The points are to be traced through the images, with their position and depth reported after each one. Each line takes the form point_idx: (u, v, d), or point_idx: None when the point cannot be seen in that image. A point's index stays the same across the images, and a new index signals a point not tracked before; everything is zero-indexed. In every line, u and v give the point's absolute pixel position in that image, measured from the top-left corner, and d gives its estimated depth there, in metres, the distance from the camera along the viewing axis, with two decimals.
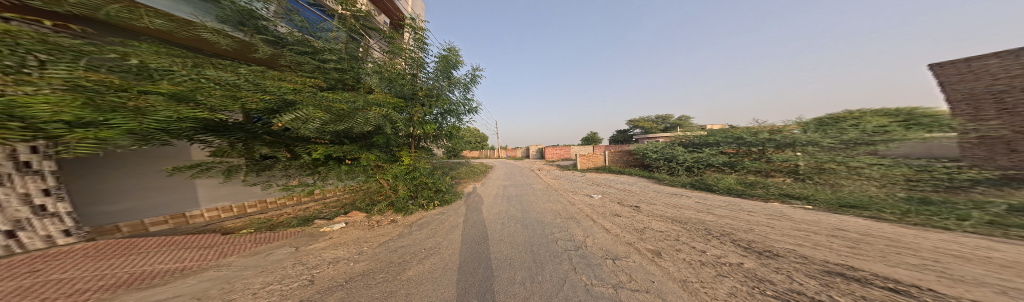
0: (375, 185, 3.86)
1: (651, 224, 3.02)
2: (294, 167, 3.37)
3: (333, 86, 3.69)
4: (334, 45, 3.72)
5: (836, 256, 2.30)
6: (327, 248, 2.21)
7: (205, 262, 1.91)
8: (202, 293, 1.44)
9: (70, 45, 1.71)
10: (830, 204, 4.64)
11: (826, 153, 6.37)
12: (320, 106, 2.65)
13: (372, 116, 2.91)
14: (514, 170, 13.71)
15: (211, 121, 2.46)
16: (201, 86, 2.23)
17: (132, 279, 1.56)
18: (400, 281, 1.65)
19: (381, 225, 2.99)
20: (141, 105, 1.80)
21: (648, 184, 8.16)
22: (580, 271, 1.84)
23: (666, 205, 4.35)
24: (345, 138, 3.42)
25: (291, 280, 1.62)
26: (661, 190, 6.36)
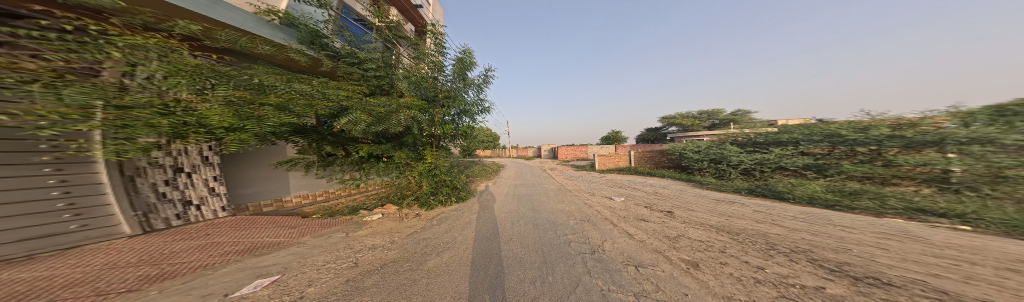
0: (403, 182, 4.35)
1: (688, 231, 2.63)
2: (347, 164, 4.08)
3: (374, 90, 4.35)
4: (374, 54, 4.40)
5: (1007, 297, 1.58)
6: (368, 234, 2.64)
7: (291, 239, 2.50)
8: (287, 264, 1.90)
9: (223, 71, 2.37)
10: (1001, 224, 3.17)
11: (1006, 155, 3.85)
12: (365, 111, 3.18)
13: (402, 118, 3.38)
14: (527, 171, 13.59)
15: (298, 125, 3.23)
16: (291, 97, 2.93)
17: (251, 248, 2.18)
18: (423, 271, 1.85)
19: (410, 217, 3.41)
20: (261, 114, 2.59)
21: (686, 188, 7.05)
22: (596, 275, 1.75)
23: (710, 212, 3.71)
24: (385, 138, 4.00)
25: (341, 261, 1.99)
26: (704, 196, 5.42)
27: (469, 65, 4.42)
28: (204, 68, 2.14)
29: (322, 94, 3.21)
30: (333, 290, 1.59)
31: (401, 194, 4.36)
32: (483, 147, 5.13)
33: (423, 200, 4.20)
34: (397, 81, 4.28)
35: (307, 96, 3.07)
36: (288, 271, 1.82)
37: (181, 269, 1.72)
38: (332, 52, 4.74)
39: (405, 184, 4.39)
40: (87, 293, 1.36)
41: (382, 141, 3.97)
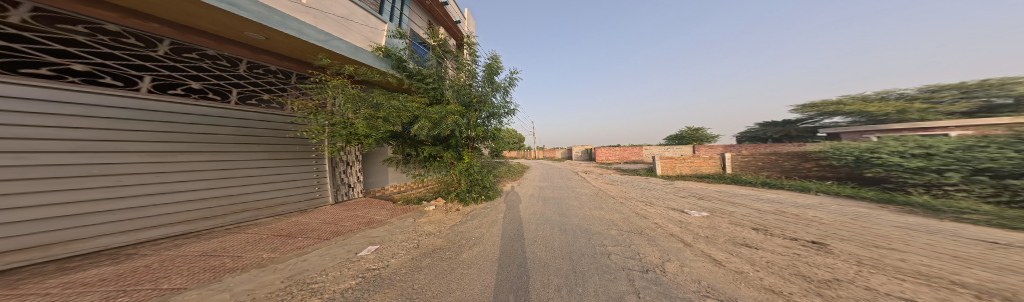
0: (448, 178, 4.99)
1: (845, 267, 1.51)
2: (414, 162, 4.72)
3: (433, 99, 4.64)
4: (433, 70, 4.74)
5: None
6: (425, 223, 3.30)
7: (387, 217, 3.65)
8: (383, 238, 2.77)
9: (366, 96, 3.61)
10: None
11: None
12: (432, 120, 3.73)
13: (448, 122, 3.78)
14: (558, 173, 12.57)
15: (393, 132, 3.96)
16: (389, 109, 3.55)
17: (369, 221, 3.40)
18: (458, 261, 2.12)
19: (450, 211, 3.98)
20: (376, 124, 3.57)
21: (869, 211, 3.94)
22: (644, 295, 1.27)
23: (943, 256, 1.89)
24: (442, 140, 4.47)
25: (408, 241, 2.63)
26: (923, 228, 2.85)
27: (496, 69, 4.67)
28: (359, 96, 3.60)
29: (405, 107, 3.65)
30: (404, 265, 2.13)
31: (446, 189, 5.04)
32: (511, 146, 5.22)
33: (459, 195, 4.83)
34: (442, 89, 4.55)
35: (407, 110, 3.68)
36: (384, 243, 2.63)
37: (343, 230, 2.96)
38: (407, 70, 5.07)
39: (445, 185, 5.06)
40: (315, 237, 2.71)
41: (434, 144, 4.43)
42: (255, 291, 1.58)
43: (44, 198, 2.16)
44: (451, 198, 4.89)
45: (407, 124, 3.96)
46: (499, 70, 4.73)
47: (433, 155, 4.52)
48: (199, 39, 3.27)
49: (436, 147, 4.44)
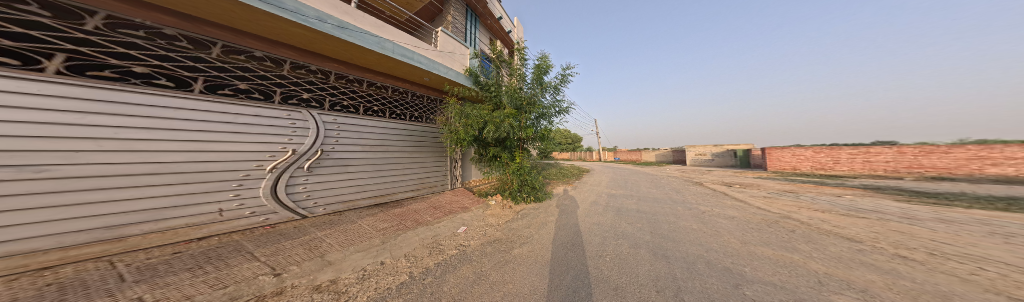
0: (504, 178, 4.92)
1: None
2: (479, 163, 4.90)
3: (496, 105, 4.54)
4: (495, 79, 4.76)
5: None
6: (491, 215, 3.81)
7: (474, 203, 4.84)
8: (474, 218, 3.65)
9: (463, 109, 3.88)
10: None
11: None
12: (503, 124, 3.72)
13: (506, 126, 3.71)
14: (645, 183, 8.45)
15: (473, 135, 3.93)
16: (475, 119, 3.73)
17: (469, 204, 4.70)
18: (511, 254, 2.05)
19: (506, 211, 4.08)
20: (468, 131, 3.78)
21: None
22: None
23: None
24: (507, 143, 4.34)
25: (477, 228, 3.10)
26: None
27: (546, 68, 4.48)
28: (457, 110, 3.96)
29: (484, 115, 3.72)
30: (478, 245, 2.49)
31: (501, 185, 5.03)
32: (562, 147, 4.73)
33: (512, 194, 4.74)
34: (500, 95, 4.50)
35: (489, 118, 3.72)
36: (475, 223, 3.33)
37: (459, 209, 4.36)
38: (481, 83, 4.97)
39: (501, 187, 5.03)
40: (452, 209, 4.28)
41: (495, 148, 4.34)
42: (424, 243, 2.62)
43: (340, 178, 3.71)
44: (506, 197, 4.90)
45: (479, 130, 3.94)
46: (548, 70, 4.52)
47: (497, 156, 4.51)
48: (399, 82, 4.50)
49: (500, 149, 4.39)
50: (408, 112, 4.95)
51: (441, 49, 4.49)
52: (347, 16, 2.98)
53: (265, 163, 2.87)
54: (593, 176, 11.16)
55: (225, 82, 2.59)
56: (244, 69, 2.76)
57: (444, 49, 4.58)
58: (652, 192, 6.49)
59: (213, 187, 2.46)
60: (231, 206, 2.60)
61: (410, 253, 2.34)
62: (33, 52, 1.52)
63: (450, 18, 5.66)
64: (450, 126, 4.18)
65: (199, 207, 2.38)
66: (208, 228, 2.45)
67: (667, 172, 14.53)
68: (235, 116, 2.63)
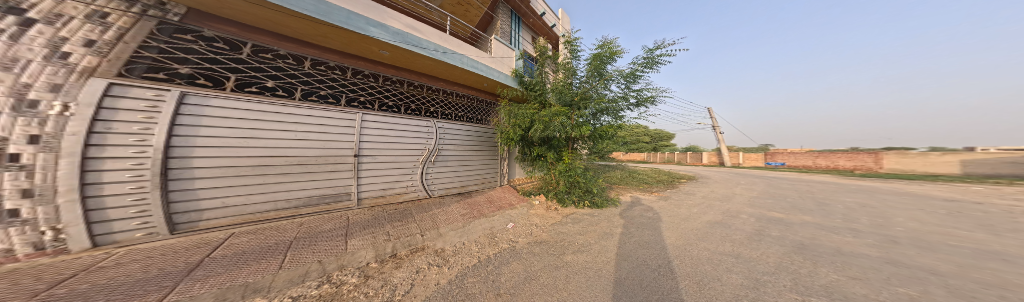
0: (549, 179, 4.45)
1: None
2: (524, 161, 4.72)
3: (543, 103, 4.18)
4: (542, 77, 4.37)
5: None
6: (536, 215, 3.56)
7: (523, 198, 4.78)
8: (524, 214, 3.59)
9: (513, 110, 3.78)
10: None
11: None
12: (551, 125, 3.42)
13: (557, 124, 3.37)
14: (801, 203, 4.88)
15: (523, 134, 3.78)
16: (525, 120, 3.57)
17: (520, 199, 4.64)
18: (561, 260, 1.83)
19: (547, 211, 3.78)
20: (520, 131, 3.65)
21: None
22: None
23: None
24: (552, 142, 4.01)
25: (523, 226, 2.98)
26: None
27: (609, 56, 3.75)
28: (507, 111, 3.88)
29: (534, 116, 3.53)
30: (522, 244, 2.41)
31: (546, 184, 4.63)
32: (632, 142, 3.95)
33: (558, 197, 4.28)
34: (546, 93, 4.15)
35: (536, 118, 3.49)
36: (519, 221, 3.20)
37: (513, 201, 4.43)
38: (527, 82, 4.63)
39: (546, 189, 4.63)
40: (510, 201, 4.36)
41: (540, 148, 4.07)
42: (485, 232, 2.76)
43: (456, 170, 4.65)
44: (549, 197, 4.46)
45: (524, 129, 3.78)
46: (611, 56, 3.76)
47: (540, 155, 4.25)
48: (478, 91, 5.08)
49: (542, 148, 4.10)
50: (479, 115, 5.35)
51: (494, 55, 4.63)
52: (441, 40, 3.70)
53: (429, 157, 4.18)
54: (697, 186, 7.69)
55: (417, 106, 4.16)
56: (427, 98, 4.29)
57: (497, 54, 4.73)
58: (860, 222, 3.36)
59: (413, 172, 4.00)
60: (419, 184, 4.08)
61: (474, 240, 2.53)
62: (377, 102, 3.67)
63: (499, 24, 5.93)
64: (501, 127, 4.13)
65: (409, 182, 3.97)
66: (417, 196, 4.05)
67: (928, 192, 6.89)
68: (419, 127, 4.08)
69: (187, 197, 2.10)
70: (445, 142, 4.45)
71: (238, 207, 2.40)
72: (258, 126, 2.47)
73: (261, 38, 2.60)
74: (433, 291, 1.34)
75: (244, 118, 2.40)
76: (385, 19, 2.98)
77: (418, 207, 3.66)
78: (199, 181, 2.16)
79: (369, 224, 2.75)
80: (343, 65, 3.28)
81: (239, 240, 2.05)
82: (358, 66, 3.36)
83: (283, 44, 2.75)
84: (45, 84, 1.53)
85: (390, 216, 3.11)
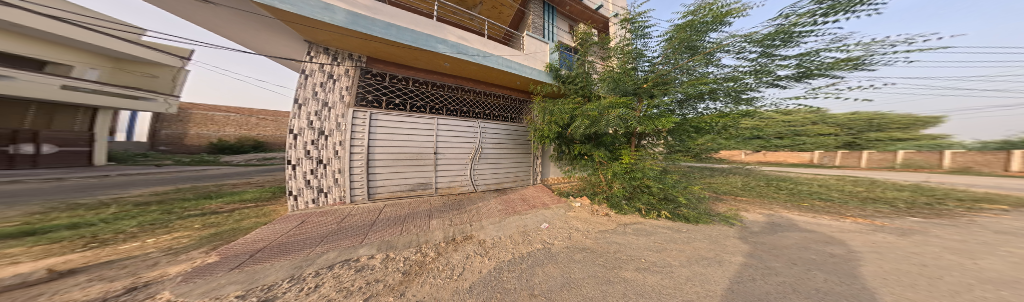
0: (604, 181, 3.85)
1: None
2: (563, 159, 4.38)
3: (590, 96, 3.72)
4: (586, 69, 3.88)
5: None
6: (587, 220, 3.18)
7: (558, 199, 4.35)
8: (562, 216, 3.35)
9: (547, 107, 3.51)
10: None
11: None
12: (608, 118, 2.94)
13: (611, 119, 2.90)
14: None
15: (561, 131, 3.52)
16: (565, 116, 3.24)
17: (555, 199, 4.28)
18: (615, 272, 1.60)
19: (604, 217, 3.34)
20: (554, 127, 3.36)
21: None
22: None
23: None
24: (603, 137, 3.64)
25: (562, 231, 2.76)
26: None
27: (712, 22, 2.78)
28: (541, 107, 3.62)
29: (584, 111, 3.09)
30: (563, 251, 2.20)
31: (593, 186, 4.15)
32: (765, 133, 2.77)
33: (615, 203, 3.66)
34: (595, 84, 3.68)
35: (586, 114, 3.08)
36: (569, 226, 2.95)
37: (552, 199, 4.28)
38: (565, 77, 4.25)
39: (604, 191, 3.98)
40: (551, 200, 4.19)
41: (589, 148, 3.70)
42: (521, 228, 2.53)
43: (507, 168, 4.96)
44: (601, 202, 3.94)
45: (565, 125, 3.45)
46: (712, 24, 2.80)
47: (586, 153, 3.86)
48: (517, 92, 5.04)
49: (587, 144, 3.75)
50: (514, 114, 5.14)
51: (526, 51, 4.32)
52: (483, 44, 3.75)
53: (490, 155, 4.62)
54: (994, 218, 3.61)
55: (484, 109, 4.61)
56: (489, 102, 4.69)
57: (528, 51, 4.37)
58: None
59: (481, 167, 4.55)
60: (484, 179, 4.60)
61: (511, 235, 2.30)
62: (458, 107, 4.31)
63: (529, 20, 5.45)
64: (533, 124, 3.85)
65: (478, 177, 4.52)
66: (486, 189, 4.59)
67: None
68: (485, 127, 4.54)
69: (374, 178, 3.38)
70: (486, 141, 4.56)
71: (387, 187, 3.53)
72: (395, 131, 3.51)
73: (396, 70, 3.57)
74: (474, 282, 1.35)
75: (392, 126, 3.48)
76: (445, 33, 3.40)
77: (469, 199, 3.92)
78: (374, 168, 3.38)
79: (437, 211, 3.10)
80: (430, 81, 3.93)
81: (388, 208, 3.16)
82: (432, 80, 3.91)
83: (391, 69, 3.55)
84: (341, 113, 3.18)
85: (443, 207, 3.31)
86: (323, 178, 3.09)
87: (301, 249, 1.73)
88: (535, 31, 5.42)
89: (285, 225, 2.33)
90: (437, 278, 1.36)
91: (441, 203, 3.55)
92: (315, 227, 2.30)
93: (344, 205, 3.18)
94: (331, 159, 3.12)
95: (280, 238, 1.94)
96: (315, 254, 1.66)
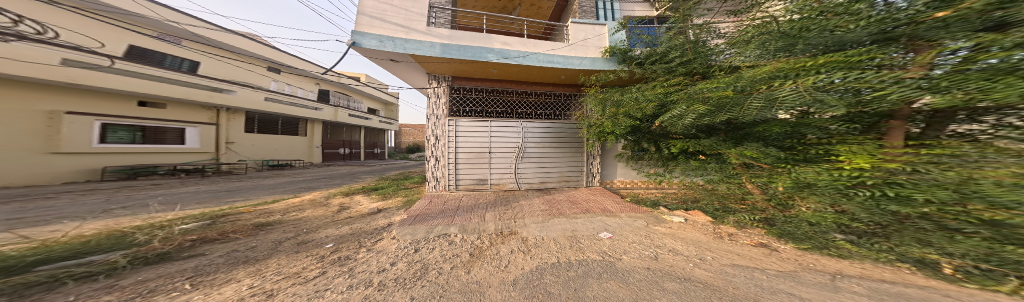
0: (762, 193, 2.08)
1: None
2: (653, 159, 3.37)
3: (708, 72, 2.63)
4: (679, 39, 2.90)
5: None
6: (728, 250, 1.92)
7: (645, 210, 3.42)
8: (648, 230, 2.60)
9: (608, 98, 2.92)
10: None
11: None
12: (780, 98, 1.48)
13: (787, 97, 1.42)
14: None
15: (671, 124, 2.35)
16: (637, 107, 2.52)
17: (631, 208, 3.48)
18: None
19: (758, 245, 1.93)
20: (621, 122, 2.67)
21: None
22: None
23: None
24: (772, 125, 1.86)
25: (641, 246, 2.15)
26: None
27: None
28: (601, 99, 3.01)
29: (706, 93, 1.96)
30: (641, 271, 1.61)
31: (722, 197, 2.59)
32: None
33: (786, 231, 1.93)
34: (723, 49, 2.44)
35: (698, 97, 2.02)
36: (670, 249, 2.07)
37: (626, 208, 3.47)
38: (639, 58, 3.52)
39: (762, 208, 2.16)
40: (624, 209, 3.44)
41: (722, 143, 2.30)
42: (566, 232, 2.47)
43: (561, 170, 4.75)
44: (756, 224, 2.30)
45: (652, 115, 2.71)
46: None
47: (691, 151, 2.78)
48: (569, 89, 4.75)
49: (697, 138, 2.64)
50: (563, 111, 4.75)
51: (570, 42, 3.92)
52: (521, 44, 3.70)
53: (545, 155, 4.60)
54: None
55: (540, 109, 4.62)
56: (543, 100, 4.67)
57: (574, 40, 3.92)
58: None
59: (540, 168, 4.59)
60: (542, 182, 4.64)
61: (554, 238, 2.27)
62: (518, 108, 4.55)
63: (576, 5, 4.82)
64: (589, 119, 3.32)
65: (537, 177, 4.59)
66: (547, 191, 4.55)
67: None
68: (542, 126, 4.53)
69: (461, 172, 4.22)
70: (529, 141, 4.47)
71: (468, 179, 4.27)
72: (475, 132, 4.25)
73: (466, 83, 4.30)
74: (517, 278, 1.43)
75: (473, 128, 4.25)
76: (491, 42, 3.66)
77: (514, 196, 4.00)
78: (462, 164, 4.24)
79: (489, 205, 3.29)
80: (496, 90, 4.45)
81: (465, 198, 3.72)
82: (480, 85, 4.35)
83: (464, 83, 4.30)
84: (443, 121, 4.18)
85: (490, 202, 3.49)
86: (436, 173, 4.19)
87: (432, 219, 2.47)
88: (584, 15, 4.80)
89: (422, 202, 3.38)
90: (492, 267, 1.56)
91: (503, 196, 3.99)
92: (435, 203, 3.26)
93: (447, 192, 4.14)
94: (440, 158, 4.17)
95: (415, 210, 2.84)
96: (435, 225, 2.29)
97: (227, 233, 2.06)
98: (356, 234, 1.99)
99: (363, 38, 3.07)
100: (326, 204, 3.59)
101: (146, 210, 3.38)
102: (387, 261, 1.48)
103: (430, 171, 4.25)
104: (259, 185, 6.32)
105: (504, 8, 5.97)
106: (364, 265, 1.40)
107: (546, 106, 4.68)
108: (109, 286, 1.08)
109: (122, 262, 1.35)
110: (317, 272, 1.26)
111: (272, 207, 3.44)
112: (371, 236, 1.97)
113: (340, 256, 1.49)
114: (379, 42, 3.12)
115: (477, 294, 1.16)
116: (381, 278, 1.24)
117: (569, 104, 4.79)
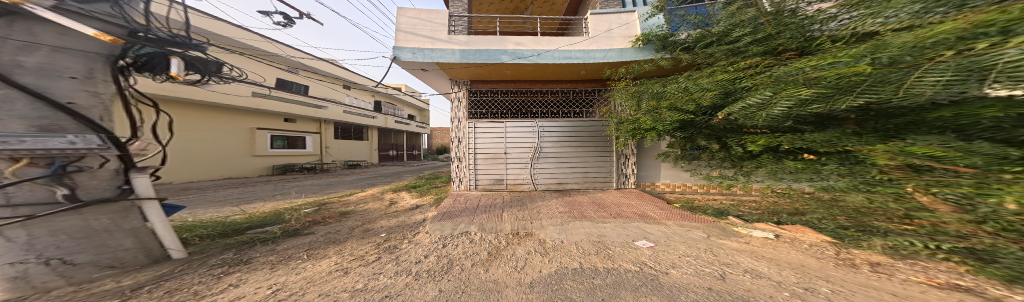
0: (963, 211, 1.09)
1: None
2: (719, 158, 2.80)
3: (805, 46, 1.91)
4: (749, 11, 2.34)
5: None
6: (891, 291, 1.13)
7: (710, 220, 2.73)
8: (708, 246, 2.05)
9: (648, 89, 2.86)
10: None
11: None
12: (1003, 64, 0.68)
13: (928, 84, 0.90)
14: None
15: (743, 115, 1.94)
16: (675, 103, 2.41)
17: (684, 216, 2.88)
18: None
19: (949, 287, 1.13)
20: (661, 117, 2.52)
21: None
22: None
23: None
24: (979, 107, 0.88)
25: (691, 261, 1.76)
26: None
27: None
28: (646, 90, 2.89)
29: (815, 72, 1.37)
30: (696, 291, 1.26)
31: (860, 212, 1.67)
32: None
33: None
34: (835, 13, 1.63)
35: (792, 79, 1.54)
36: (746, 269, 1.57)
37: (673, 216, 2.91)
38: (686, 42, 3.14)
39: (961, 232, 1.19)
40: (670, 217, 2.87)
41: (861, 137, 1.43)
42: (590, 237, 2.29)
43: (584, 171, 4.48)
44: (940, 256, 1.37)
45: (714, 106, 2.34)
46: None
47: (785, 148, 1.99)
48: (591, 84, 4.56)
49: (798, 132, 1.86)
50: (586, 107, 4.58)
51: (591, 34, 3.80)
52: (534, 42, 3.65)
53: (563, 154, 4.43)
54: None
55: (558, 107, 4.53)
56: (563, 97, 4.58)
57: (596, 32, 3.81)
58: None
59: (559, 168, 4.44)
60: (562, 183, 4.48)
61: (575, 243, 2.16)
62: (535, 108, 4.53)
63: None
64: (621, 116, 3.21)
65: (558, 177, 4.45)
66: (571, 192, 4.32)
67: None
68: (560, 124, 4.41)
69: (479, 173, 4.46)
70: (546, 141, 4.40)
71: (485, 180, 4.47)
72: (492, 133, 4.39)
73: (482, 86, 4.47)
74: (535, 281, 1.46)
75: (490, 129, 4.40)
76: (505, 43, 3.68)
77: (531, 196, 4.00)
78: (480, 165, 4.46)
79: (506, 205, 3.41)
80: (512, 90, 4.51)
81: (484, 197, 3.98)
82: (495, 87, 4.48)
83: (481, 85, 4.46)
84: (462, 123, 4.45)
85: (507, 203, 3.59)
86: (458, 175, 4.51)
87: (457, 216, 2.80)
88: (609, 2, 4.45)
89: (449, 200, 3.80)
90: (509, 267, 1.66)
91: (521, 196, 4.07)
92: (460, 202, 3.60)
93: (468, 191, 4.42)
94: (461, 160, 4.47)
95: (443, 208, 3.25)
96: (459, 223, 2.57)
97: (324, 218, 2.97)
98: (403, 226, 2.51)
99: (400, 52, 3.51)
100: (380, 199, 4.57)
101: (290, 197, 5.23)
102: (423, 253, 1.80)
103: (454, 172, 4.55)
104: (341, 181, 8.58)
105: (516, 9, 5.93)
106: (407, 254, 1.77)
107: (564, 103, 4.56)
108: (273, 249, 1.84)
109: (280, 234, 2.24)
110: (375, 256, 1.68)
111: (351, 198, 4.68)
112: (412, 229, 2.43)
113: (387, 245, 1.93)
114: (412, 53, 3.50)
115: (495, 294, 1.27)
116: (417, 269, 1.53)
117: (590, 101, 4.59)
